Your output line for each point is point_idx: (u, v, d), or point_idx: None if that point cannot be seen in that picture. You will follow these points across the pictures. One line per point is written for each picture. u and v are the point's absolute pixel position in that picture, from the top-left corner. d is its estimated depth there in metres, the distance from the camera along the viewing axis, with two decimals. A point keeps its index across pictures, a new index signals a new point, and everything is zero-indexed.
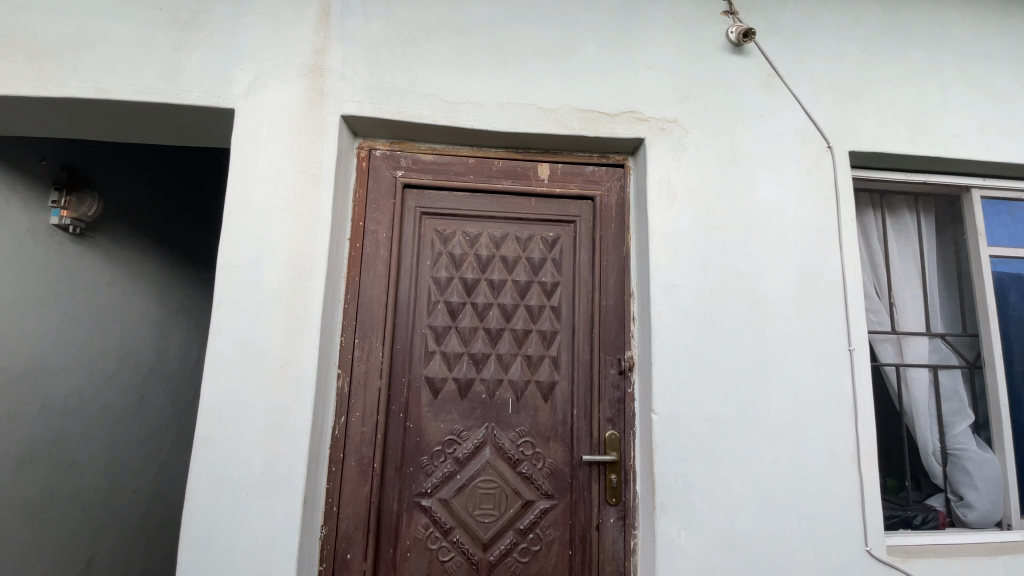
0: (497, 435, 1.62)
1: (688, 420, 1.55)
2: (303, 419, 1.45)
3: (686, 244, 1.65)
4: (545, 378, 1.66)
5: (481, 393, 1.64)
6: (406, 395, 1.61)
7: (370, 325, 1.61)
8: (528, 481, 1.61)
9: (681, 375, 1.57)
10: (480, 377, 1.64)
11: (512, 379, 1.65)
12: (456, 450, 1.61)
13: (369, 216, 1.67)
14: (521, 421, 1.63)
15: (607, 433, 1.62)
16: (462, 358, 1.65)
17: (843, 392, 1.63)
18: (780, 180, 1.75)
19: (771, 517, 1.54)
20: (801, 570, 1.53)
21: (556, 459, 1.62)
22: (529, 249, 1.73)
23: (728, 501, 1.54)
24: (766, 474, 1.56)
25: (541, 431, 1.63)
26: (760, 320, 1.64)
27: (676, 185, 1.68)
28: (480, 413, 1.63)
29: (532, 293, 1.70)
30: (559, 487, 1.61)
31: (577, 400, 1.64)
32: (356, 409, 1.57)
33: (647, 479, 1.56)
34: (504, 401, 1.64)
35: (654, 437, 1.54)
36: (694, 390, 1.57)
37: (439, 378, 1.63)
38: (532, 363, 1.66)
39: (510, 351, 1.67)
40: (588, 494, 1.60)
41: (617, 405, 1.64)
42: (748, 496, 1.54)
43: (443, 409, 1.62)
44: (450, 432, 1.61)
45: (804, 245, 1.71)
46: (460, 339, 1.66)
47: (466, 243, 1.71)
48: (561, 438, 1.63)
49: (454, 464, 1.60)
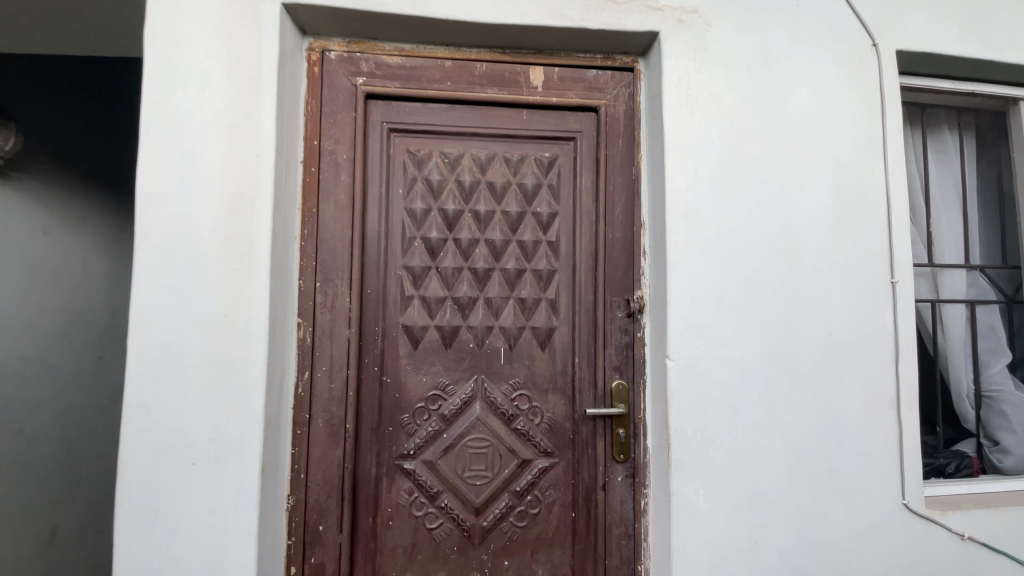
0: (488, 388, 1.40)
1: (709, 366, 1.34)
2: (255, 377, 1.22)
3: (708, 162, 1.38)
4: (542, 325, 1.43)
5: (469, 342, 1.41)
6: (382, 346, 1.38)
7: (334, 265, 1.35)
8: (525, 438, 1.41)
9: (701, 317, 1.35)
10: (466, 325, 1.41)
11: (503, 326, 1.42)
12: (441, 407, 1.39)
13: (325, 133, 1.37)
14: (515, 373, 1.41)
15: (614, 383, 1.41)
16: (445, 304, 1.41)
17: (881, 331, 1.43)
18: (818, 85, 1.46)
19: (798, 470, 1.38)
20: (830, 525, 1.38)
21: (557, 413, 1.42)
22: (520, 173, 1.45)
23: (752, 455, 1.36)
24: (794, 424, 1.38)
25: (538, 383, 1.42)
26: (791, 252, 1.40)
27: (695, 90, 1.39)
28: (468, 365, 1.40)
29: (525, 225, 1.44)
30: (560, 444, 1.42)
31: (578, 349, 1.42)
32: (321, 363, 1.34)
33: (661, 435, 1.36)
34: (495, 351, 1.41)
35: (669, 387, 1.33)
36: (716, 333, 1.35)
37: (418, 327, 1.40)
38: (525, 308, 1.43)
39: (501, 296, 1.42)
40: (593, 451, 1.41)
41: (624, 353, 1.43)
42: (773, 449, 1.37)
43: (425, 362, 1.39)
44: (434, 386, 1.39)
45: (844, 162, 1.45)
46: (441, 283, 1.41)
47: (445, 167, 1.43)
48: (561, 391, 1.42)
49: (440, 422, 1.39)
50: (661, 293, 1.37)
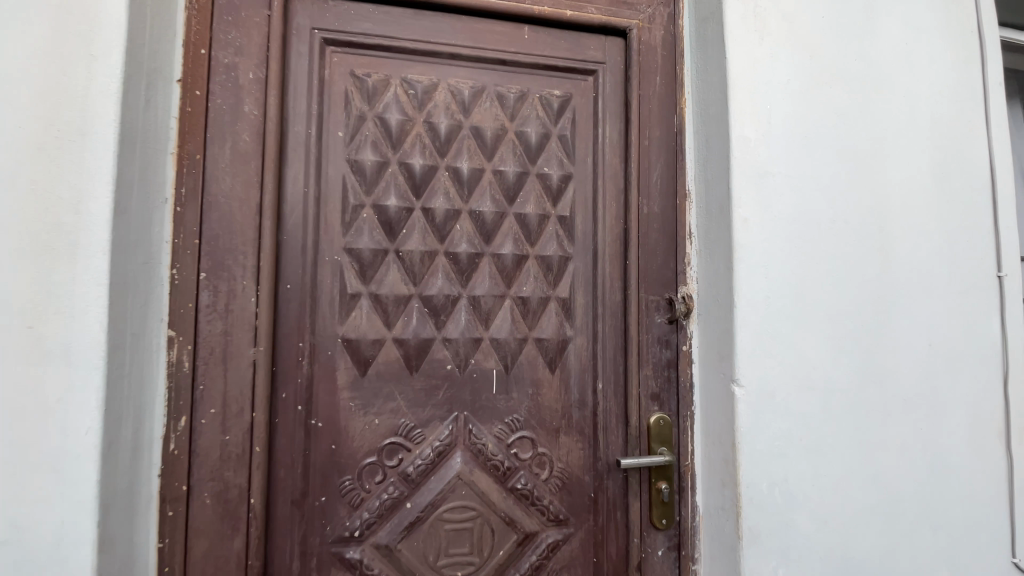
0: (473, 432, 0.94)
1: (787, 394, 0.95)
2: (82, 433, 0.70)
3: (783, 108, 0.99)
4: (551, 337, 0.98)
5: (445, 363, 0.94)
6: (310, 373, 0.89)
7: (232, 247, 0.86)
8: (527, 502, 0.96)
9: (777, 325, 0.95)
10: (441, 340, 0.94)
11: (495, 341, 0.96)
12: (402, 463, 0.91)
13: (220, 39, 0.87)
14: (513, 408, 0.96)
15: (652, 419, 0.99)
16: (410, 309, 0.93)
17: (988, 341, 1.10)
18: (910, 17, 1.11)
19: (897, 530, 1.01)
20: None
21: (572, 463, 0.98)
22: (520, 117, 1.00)
23: (842, 515, 0.97)
24: (889, 468, 1.02)
25: (546, 420, 0.97)
26: (881, 236, 1.05)
27: (765, 8, 1.00)
28: (444, 399, 0.94)
29: (527, 192, 0.99)
30: (576, 507, 0.98)
31: (602, 373, 0.99)
32: (207, 403, 0.84)
33: (725, 494, 0.95)
34: (484, 377, 0.96)
35: (737, 425, 0.92)
36: (796, 346, 0.96)
37: (367, 344, 0.91)
38: (527, 314, 0.98)
39: (493, 297, 0.96)
40: (623, 515, 0.99)
41: (665, 377, 1.01)
42: (866, 504, 1.00)
43: (377, 395, 0.91)
44: (392, 432, 0.91)
45: (940, 120, 1.11)
46: (404, 277, 0.93)
47: (408, 103, 0.95)
48: (579, 433, 0.99)
49: (402, 486, 0.91)
50: (725, 291, 0.96)
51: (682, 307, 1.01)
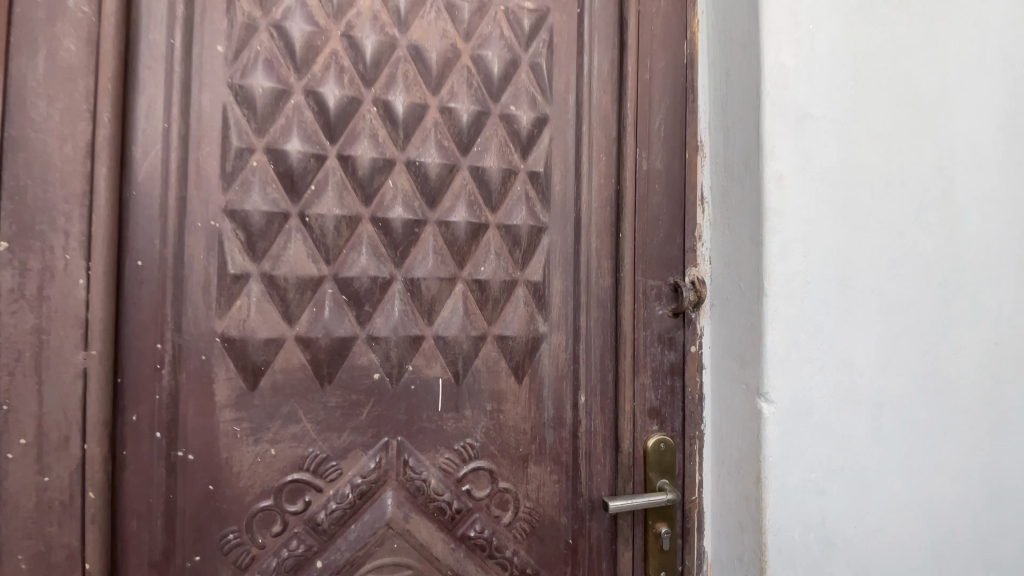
0: (410, 464, 0.69)
1: (832, 412, 0.71)
2: None
3: (829, 30, 0.74)
4: (518, 336, 0.73)
5: (370, 373, 0.68)
6: (172, 384, 0.63)
7: (49, 203, 0.58)
8: (483, 554, 0.71)
9: (819, 320, 0.71)
10: (366, 341, 0.68)
11: (441, 342, 0.71)
12: (307, 508, 0.66)
13: None
14: (465, 431, 0.71)
15: (651, 440, 0.75)
16: (320, 298, 0.67)
17: None
18: None
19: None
20: None
21: (544, 501, 0.74)
22: (478, 36, 0.73)
23: (905, 570, 0.72)
24: (966, 505, 0.77)
25: (509, 446, 0.72)
26: (943, 205, 0.81)
27: None
28: (369, 419, 0.68)
29: (487, 139, 0.73)
30: (550, 559, 0.74)
31: (585, 383, 0.74)
32: (15, 431, 0.57)
33: (744, 545, 0.69)
34: (425, 390, 0.70)
35: (770, 455, 0.67)
36: (843, 347, 0.72)
37: (257, 346, 0.65)
38: (486, 305, 0.72)
39: (438, 281, 0.70)
40: (611, 567, 0.75)
41: (668, 387, 0.76)
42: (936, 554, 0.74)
43: (273, 415, 0.66)
44: (296, 466, 0.66)
45: (1015, 60, 0.88)
46: (311, 251, 0.67)
47: (319, 9, 0.68)
48: (554, 461, 0.74)
49: (309, 539, 0.65)
50: (750, 271, 0.70)
51: (691, 297, 0.76)
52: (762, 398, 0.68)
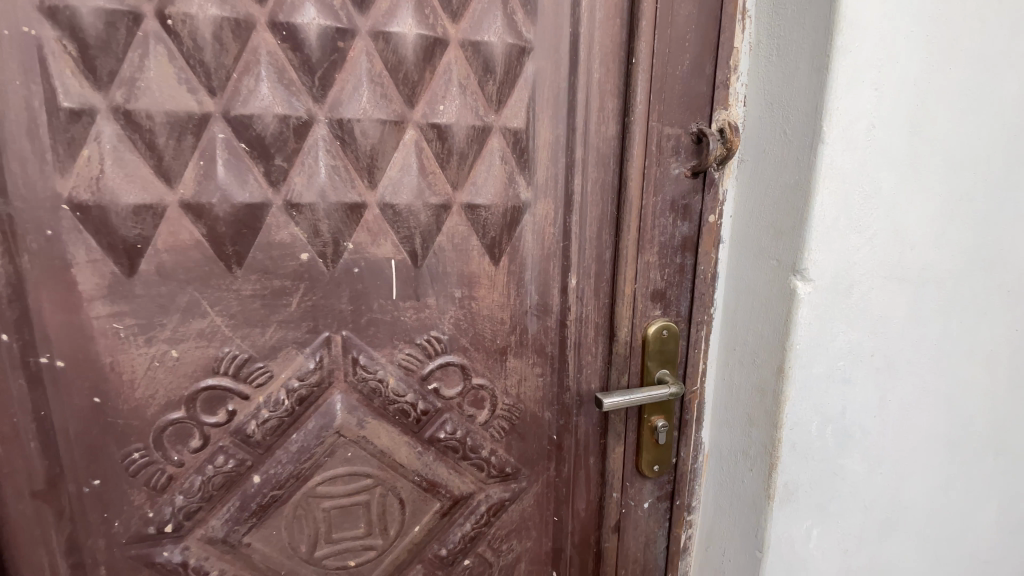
0: (361, 362, 0.54)
1: (875, 292, 0.58)
2: None
3: None
4: (492, 203, 0.55)
5: (292, 252, 0.50)
6: (9, 270, 0.45)
7: None
8: (456, 459, 0.60)
9: (882, 177, 0.54)
10: (283, 211, 0.49)
11: (389, 212, 0.52)
12: (231, 418, 0.52)
13: None
14: (430, 322, 0.56)
15: (654, 328, 0.62)
16: (207, 148, 0.47)
17: None
18: None
19: (973, 468, 0.73)
20: (991, 546, 0.78)
21: (526, 398, 0.62)
22: None
23: (914, 455, 0.67)
24: (986, 386, 0.70)
25: (484, 338, 0.59)
26: None
27: None
28: (300, 312, 0.52)
29: None
30: (533, 459, 0.64)
31: (577, 262, 0.59)
32: None
33: (751, 439, 0.61)
34: (373, 274, 0.53)
35: (796, 345, 0.56)
36: (903, 212, 0.57)
37: (124, 216, 0.46)
38: (449, 163, 0.53)
39: (378, 126, 0.49)
40: (601, 465, 0.66)
41: (677, 267, 0.62)
42: (945, 437, 0.69)
43: (165, 308, 0.49)
44: (211, 372, 0.51)
45: None
46: (182, 76, 0.45)
47: None
48: (537, 353, 0.61)
49: (240, 453, 0.53)
50: (802, 112, 0.52)
51: (717, 152, 0.58)
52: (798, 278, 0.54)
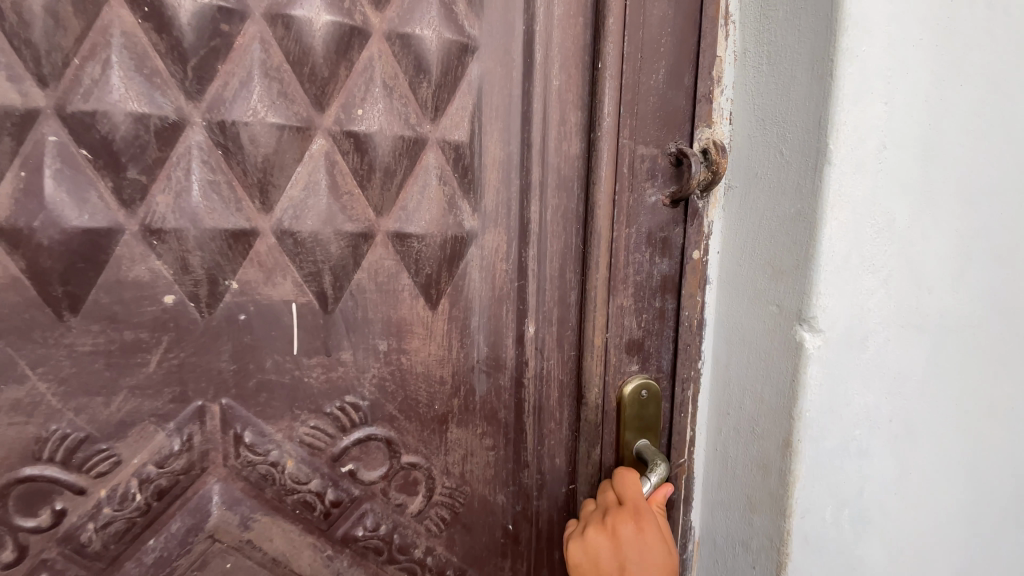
0: (246, 441, 0.41)
1: (891, 344, 0.48)
2: None
3: None
4: (428, 233, 0.44)
5: (152, 296, 0.37)
6: None
7: None
8: (380, 562, 0.46)
9: (894, 207, 0.45)
10: (140, 239, 0.36)
11: (290, 242, 0.40)
12: (58, 521, 0.37)
13: None
14: (343, 385, 0.44)
15: (632, 390, 0.50)
16: (31, 152, 0.34)
17: None
18: None
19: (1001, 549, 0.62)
20: None
21: (472, 477, 0.49)
22: None
23: (937, 538, 0.56)
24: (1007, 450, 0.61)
25: (417, 403, 0.46)
26: None
27: None
28: (162, 374, 0.38)
29: None
30: (482, 556, 0.51)
31: (535, 307, 0.48)
32: None
33: (753, 529, 0.49)
34: (266, 323, 0.41)
35: (805, 412, 0.45)
36: (918, 249, 0.48)
37: None
38: (371, 183, 0.41)
39: (274, 133, 0.38)
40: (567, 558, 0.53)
41: (656, 312, 0.51)
42: (969, 513, 0.58)
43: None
44: (31, 458, 0.36)
45: None
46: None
47: None
48: (486, 421, 0.49)
49: (70, 570, 0.38)
50: (801, 127, 0.43)
51: (701, 177, 0.49)
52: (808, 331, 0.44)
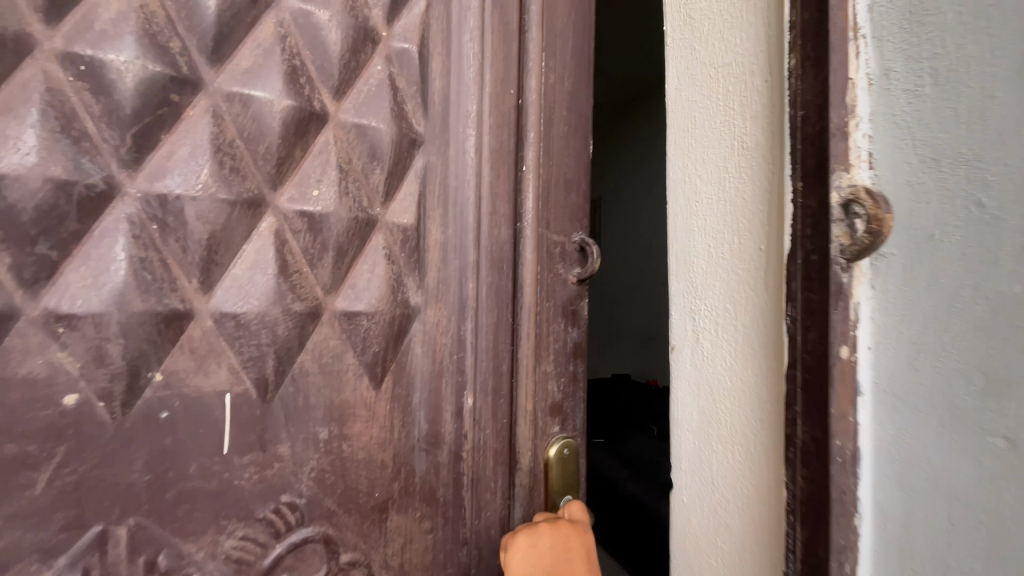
0: (162, 567, 0.35)
1: None
2: None
3: None
4: (377, 310, 0.44)
5: (62, 395, 0.32)
6: None
7: None
8: None
9: None
10: (41, 327, 0.31)
11: (230, 324, 0.37)
12: None
13: None
14: (280, 483, 0.39)
15: (554, 452, 0.54)
16: None
17: None
18: None
19: None
20: None
21: (411, 566, 0.47)
22: None
23: None
24: None
25: (361, 490, 0.44)
26: None
27: None
28: (51, 497, 0.32)
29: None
30: None
31: (472, 378, 0.50)
32: None
33: None
34: (195, 420, 0.36)
35: None
36: None
37: None
38: (321, 263, 0.41)
39: (223, 211, 0.36)
40: None
41: (571, 375, 0.57)
42: None
43: None
44: None
45: None
46: None
47: None
48: (425, 501, 0.48)
49: None
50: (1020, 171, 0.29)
51: (841, 242, 0.35)
52: (980, 457, 0.30)
